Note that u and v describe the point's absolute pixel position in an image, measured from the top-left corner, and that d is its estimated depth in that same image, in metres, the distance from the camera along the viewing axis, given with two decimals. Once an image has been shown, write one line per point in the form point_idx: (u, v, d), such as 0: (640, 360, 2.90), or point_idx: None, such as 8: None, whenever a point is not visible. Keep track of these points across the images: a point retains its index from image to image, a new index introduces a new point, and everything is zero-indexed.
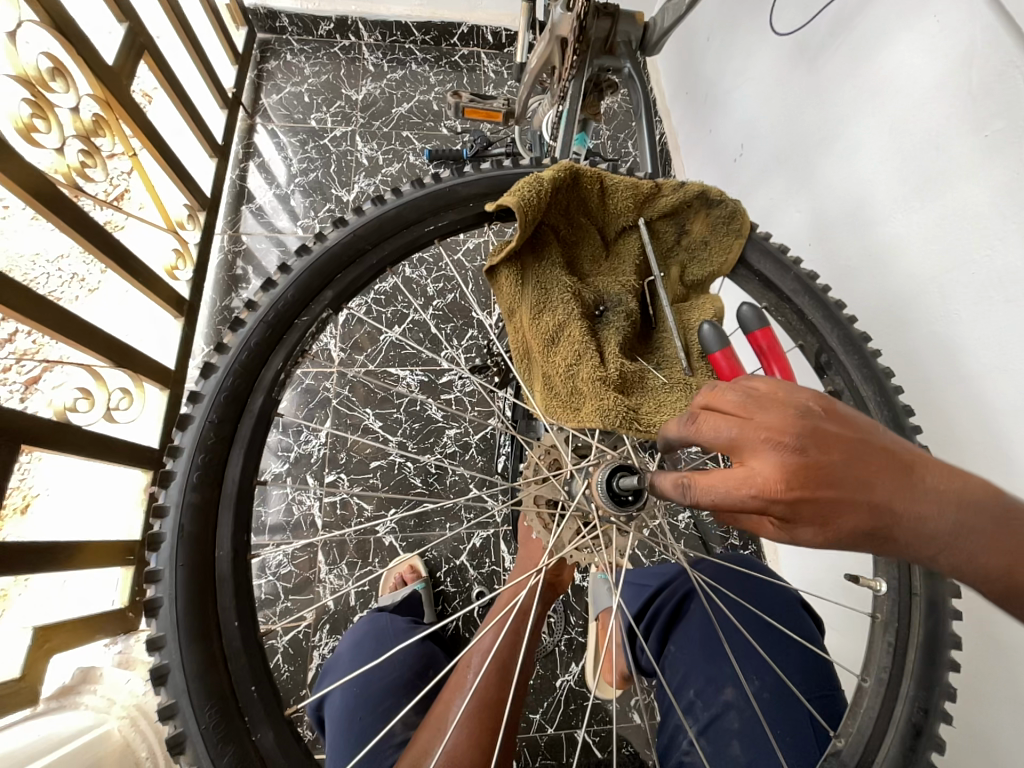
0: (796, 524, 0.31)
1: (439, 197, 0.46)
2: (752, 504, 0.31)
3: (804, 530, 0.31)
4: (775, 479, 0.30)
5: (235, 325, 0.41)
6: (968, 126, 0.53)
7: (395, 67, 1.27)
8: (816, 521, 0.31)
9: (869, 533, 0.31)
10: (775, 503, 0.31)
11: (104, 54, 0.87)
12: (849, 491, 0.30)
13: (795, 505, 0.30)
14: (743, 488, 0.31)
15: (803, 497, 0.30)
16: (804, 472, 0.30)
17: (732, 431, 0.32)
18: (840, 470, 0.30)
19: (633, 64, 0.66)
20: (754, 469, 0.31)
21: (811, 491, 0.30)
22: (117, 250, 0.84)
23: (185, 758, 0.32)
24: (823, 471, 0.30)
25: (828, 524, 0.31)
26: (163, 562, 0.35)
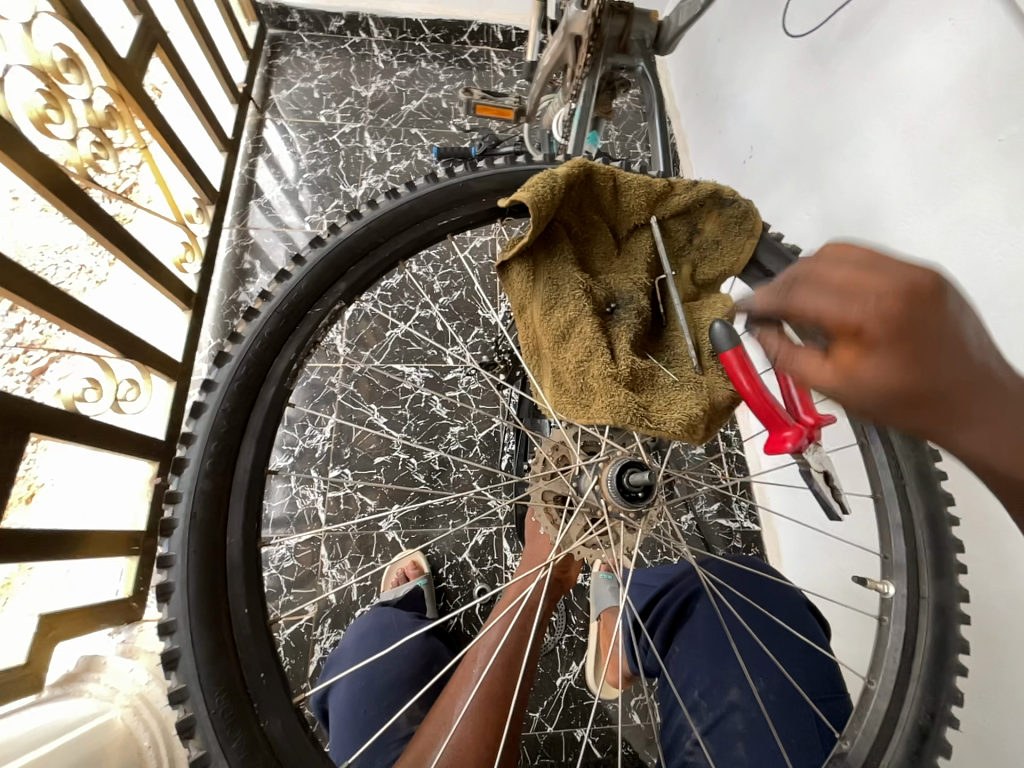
0: (879, 366, 0.27)
1: (453, 191, 0.46)
2: (848, 320, 0.27)
3: (882, 367, 0.27)
4: (885, 316, 0.26)
5: (249, 315, 0.41)
6: (981, 130, 0.53)
7: (405, 65, 1.27)
8: (898, 377, 0.27)
9: (927, 411, 0.29)
10: (874, 331, 0.26)
11: (117, 47, 0.88)
12: (945, 368, 0.27)
13: (893, 351, 0.26)
14: (852, 309, 0.27)
15: (904, 347, 0.26)
16: (924, 327, 0.26)
17: (852, 274, 0.27)
18: (950, 351, 0.27)
19: (646, 62, 0.66)
20: (875, 303, 0.26)
21: (920, 345, 0.26)
22: (127, 241, 0.84)
23: (194, 744, 0.32)
24: (939, 338, 0.26)
25: (906, 383, 0.27)
26: (174, 548, 0.35)
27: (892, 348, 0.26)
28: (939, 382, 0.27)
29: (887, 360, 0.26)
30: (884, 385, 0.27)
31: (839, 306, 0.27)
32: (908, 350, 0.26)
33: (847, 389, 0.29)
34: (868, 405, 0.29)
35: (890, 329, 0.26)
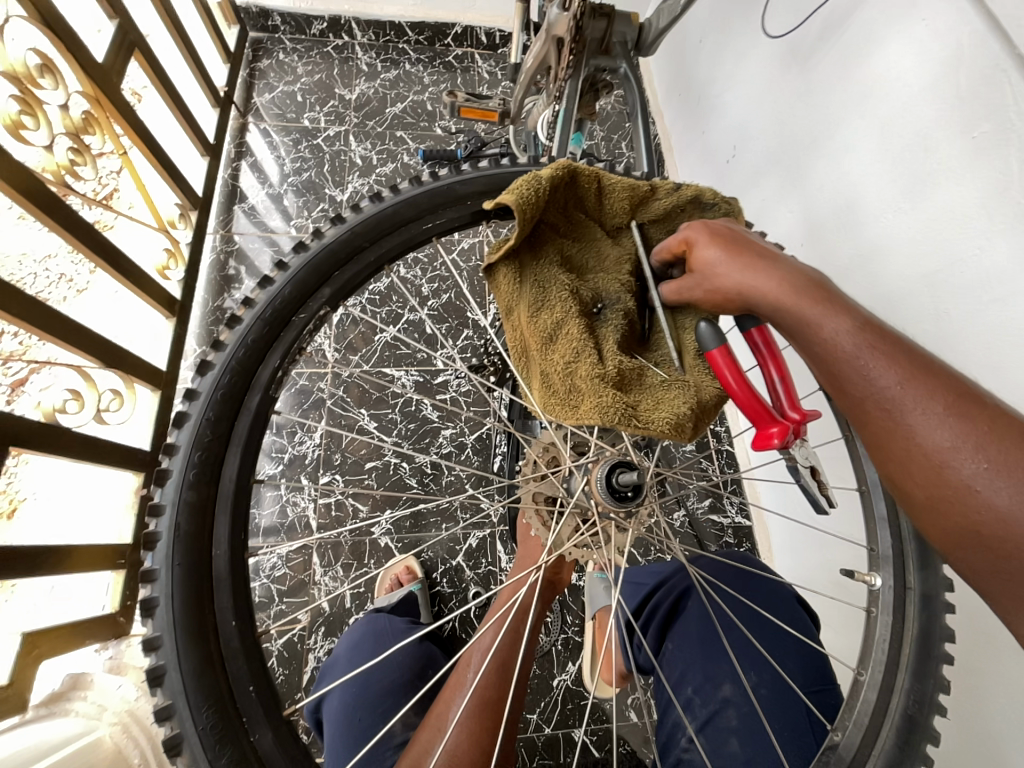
0: (707, 252, 0.40)
1: (438, 194, 0.46)
2: (688, 232, 0.42)
3: (703, 252, 0.40)
4: (699, 228, 0.41)
5: (232, 323, 0.41)
6: (956, 128, 0.54)
7: (389, 67, 1.27)
8: (721, 259, 0.40)
9: (759, 291, 0.38)
10: (698, 236, 0.41)
11: (93, 51, 0.86)
12: (762, 263, 0.39)
13: (709, 244, 0.40)
14: (689, 225, 0.42)
15: (719, 241, 0.40)
16: (734, 237, 0.41)
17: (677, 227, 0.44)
18: (762, 250, 0.40)
19: (628, 64, 0.66)
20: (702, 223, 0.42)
21: (731, 243, 0.40)
22: (107, 249, 0.82)
23: (182, 760, 0.31)
24: (745, 242, 0.40)
25: (732, 265, 0.39)
26: (158, 561, 0.34)
27: (710, 243, 0.40)
28: (762, 270, 0.39)
29: (709, 250, 0.40)
30: (720, 260, 0.40)
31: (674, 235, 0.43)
32: (721, 243, 0.40)
33: (696, 279, 0.41)
34: (716, 295, 0.41)
35: (710, 235, 0.41)
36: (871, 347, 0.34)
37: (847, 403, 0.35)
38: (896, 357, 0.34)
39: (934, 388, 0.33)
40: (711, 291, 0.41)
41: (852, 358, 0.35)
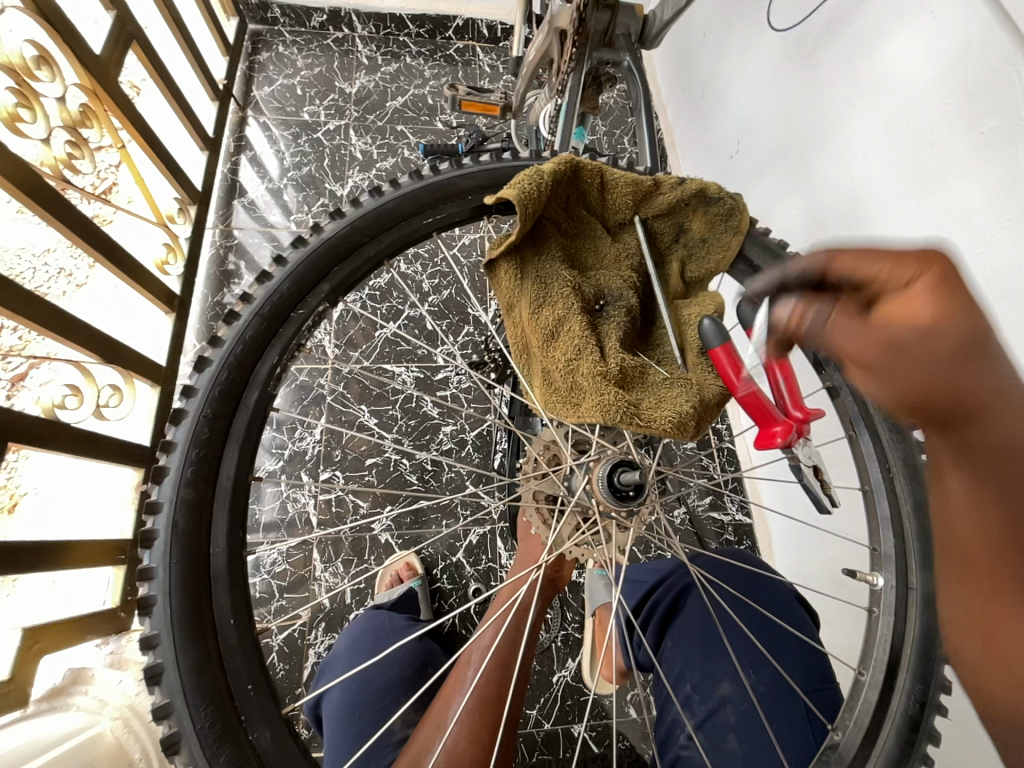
0: (932, 306, 0.26)
1: (438, 189, 0.45)
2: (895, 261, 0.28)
3: (932, 306, 0.26)
4: (921, 259, 0.28)
5: (229, 319, 0.40)
6: (963, 122, 0.53)
7: (389, 60, 1.25)
8: (949, 320, 0.26)
9: (972, 378, 0.26)
10: (928, 275, 0.27)
11: (90, 43, 0.85)
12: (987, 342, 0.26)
13: (940, 286, 0.27)
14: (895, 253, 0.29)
15: (955, 291, 0.27)
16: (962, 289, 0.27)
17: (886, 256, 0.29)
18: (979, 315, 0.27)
19: (632, 57, 0.64)
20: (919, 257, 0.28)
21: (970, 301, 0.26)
22: (105, 243, 0.82)
23: (180, 758, 0.31)
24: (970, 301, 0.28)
25: (957, 332, 0.26)
26: (155, 559, 0.34)
27: (940, 287, 0.27)
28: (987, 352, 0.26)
29: (939, 299, 0.27)
30: (946, 325, 0.26)
31: (903, 279, 0.28)
32: (961, 295, 0.27)
33: (875, 341, 0.27)
34: (907, 347, 0.26)
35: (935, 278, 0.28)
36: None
37: (967, 506, 0.28)
38: None
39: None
40: (903, 338, 0.26)
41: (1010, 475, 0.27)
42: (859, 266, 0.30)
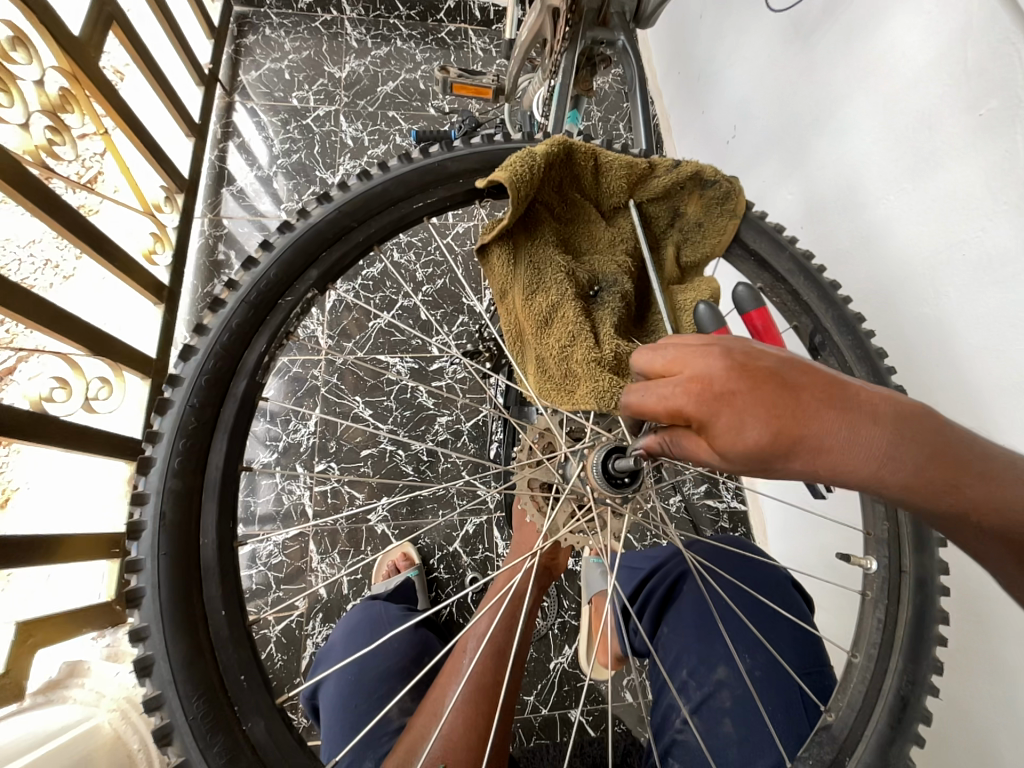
0: (719, 443, 0.28)
1: (429, 172, 0.44)
2: (661, 408, 0.30)
3: (723, 432, 0.28)
4: (680, 405, 0.29)
5: (215, 306, 0.39)
6: (962, 104, 0.52)
7: (379, 44, 1.22)
8: (745, 449, 0.28)
9: (788, 459, 0.27)
10: (692, 412, 0.29)
11: (69, 25, 0.82)
12: (791, 431, 0.27)
13: (716, 414, 0.28)
14: (659, 394, 0.30)
15: (730, 407, 0.28)
16: (732, 384, 0.28)
17: (669, 394, 0.30)
18: (768, 389, 0.28)
19: (627, 36, 0.63)
20: (678, 389, 0.29)
21: (744, 402, 0.27)
22: (91, 233, 0.80)
23: (173, 750, 0.31)
24: (745, 397, 0.27)
25: (759, 453, 0.28)
26: (144, 551, 0.34)
27: (715, 417, 0.28)
28: (795, 428, 0.27)
29: (725, 427, 0.28)
30: (742, 451, 0.28)
31: (674, 402, 0.29)
32: (732, 412, 0.28)
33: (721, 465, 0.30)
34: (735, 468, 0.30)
35: (702, 404, 0.29)
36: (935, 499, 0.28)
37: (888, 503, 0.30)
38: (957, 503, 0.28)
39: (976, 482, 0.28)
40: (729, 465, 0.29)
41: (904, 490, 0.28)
42: (655, 404, 0.30)
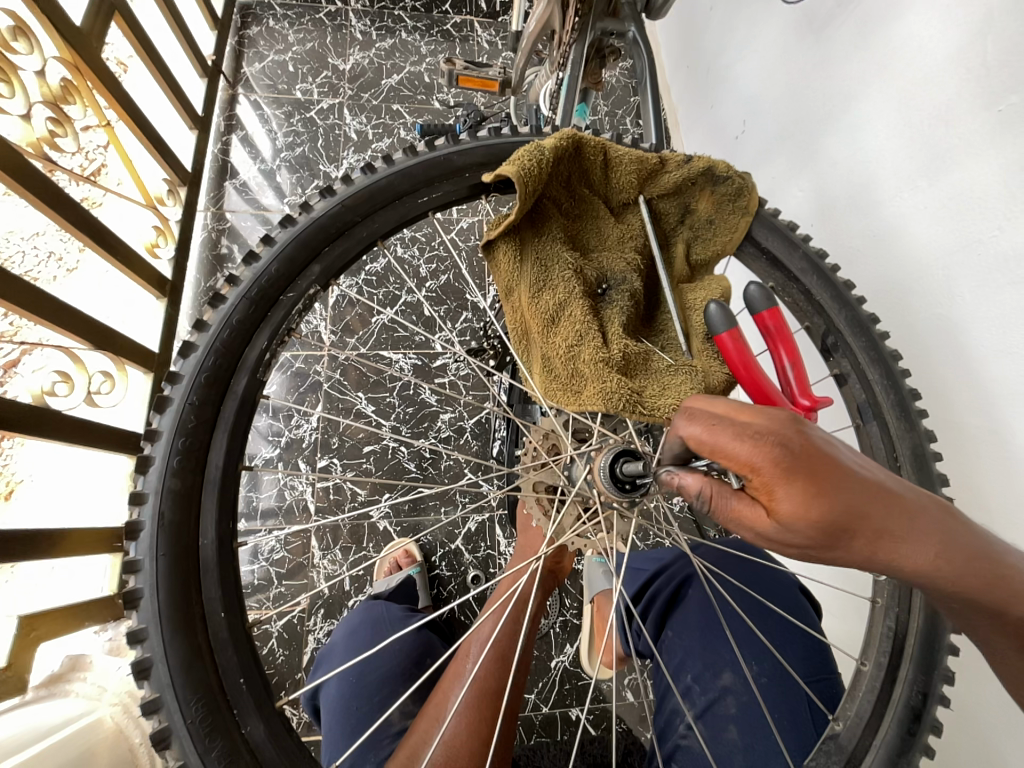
0: (781, 514, 0.27)
1: (434, 166, 0.43)
2: (726, 453, 0.28)
3: (788, 503, 0.27)
4: (754, 459, 0.27)
5: (215, 301, 0.39)
6: (979, 100, 0.51)
7: (384, 35, 1.20)
8: (813, 519, 0.27)
9: (847, 544, 0.27)
10: (763, 469, 0.27)
11: (70, 15, 0.81)
12: (853, 511, 0.27)
13: (786, 480, 0.27)
14: (729, 439, 0.28)
15: (801, 480, 0.26)
16: (807, 456, 0.27)
17: (741, 443, 0.28)
18: (833, 470, 0.27)
19: (638, 27, 0.61)
20: (753, 440, 0.27)
21: (817, 481, 0.26)
22: (94, 226, 0.79)
23: (171, 754, 0.31)
24: (817, 471, 0.26)
25: (823, 527, 0.27)
26: (142, 551, 0.33)
27: (784, 487, 0.27)
28: (855, 512, 0.26)
29: (794, 493, 0.26)
30: (802, 525, 0.27)
31: (745, 453, 0.28)
32: (805, 482, 0.26)
33: (771, 528, 0.29)
34: (783, 539, 0.29)
35: (773, 462, 0.27)
36: (968, 593, 0.29)
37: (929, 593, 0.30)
38: (983, 594, 0.29)
39: (991, 573, 0.29)
40: (777, 535, 0.29)
41: (937, 578, 0.28)
42: (726, 453, 0.28)
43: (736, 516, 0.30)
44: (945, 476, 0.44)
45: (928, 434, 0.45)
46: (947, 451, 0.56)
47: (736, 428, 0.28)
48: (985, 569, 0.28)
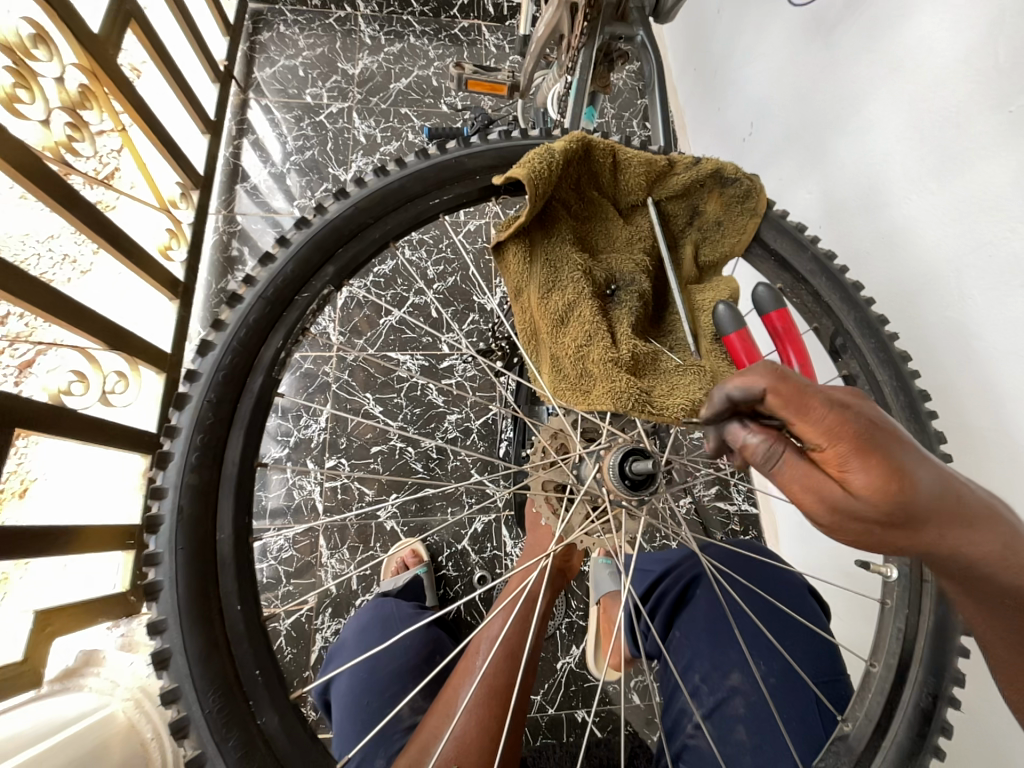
0: (860, 486, 0.27)
1: (445, 169, 0.44)
2: (807, 424, 0.28)
3: (866, 476, 0.27)
4: (835, 427, 0.28)
5: (233, 302, 0.39)
6: (990, 101, 0.51)
7: (392, 40, 1.22)
8: (883, 492, 0.27)
9: (910, 523, 0.28)
10: (842, 440, 0.28)
11: (88, 22, 0.83)
12: (913, 488, 0.27)
13: (864, 454, 0.27)
14: (807, 413, 0.29)
15: (879, 454, 0.27)
16: (885, 438, 0.28)
17: (823, 415, 0.28)
18: (903, 452, 0.28)
19: (646, 31, 0.62)
20: (831, 413, 0.28)
21: (894, 458, 0.27)
22: (109, 229, 0.81)
23: (189, 744, 0.31)
24: (892, 450, 0.28)
25: (888, 501, 0.27)
26: (161, 545, 0.34)
27: (862, 461, 0.27)
28: (924, 493, 0.27)
29: (872, 468, 0.27)
30: (878, 500, 0.27)
31: (824, 423, 0.28)
32: (881, 456, 0.27)
33: (841, 500, 0.28)
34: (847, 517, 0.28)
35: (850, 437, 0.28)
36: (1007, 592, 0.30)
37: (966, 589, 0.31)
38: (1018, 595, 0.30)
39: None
40: (844, 511, 0.28)
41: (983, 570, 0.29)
42: (804, 424, 0.29)
43: (802, 492, 0.29)
44: (954, 478, 0.44)
45: (938, 435, 0.45)
46: (958, 453, 0.55)
47: (807, 402, 0.29)
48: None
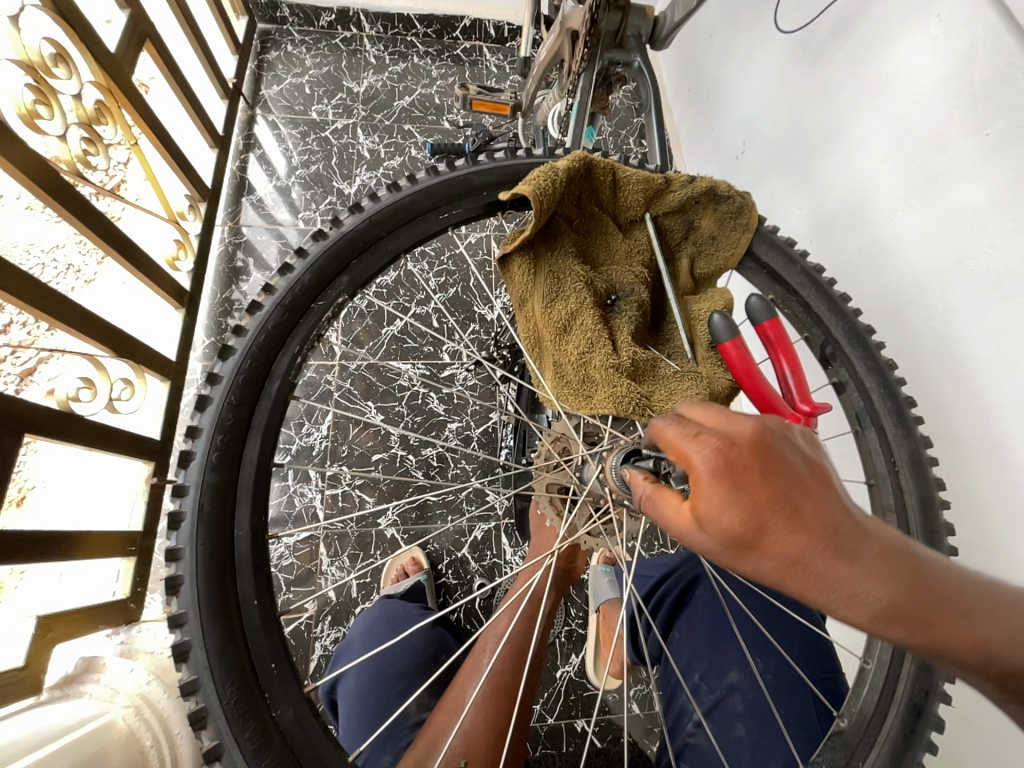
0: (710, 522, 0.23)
1: (454, 185, 0.46)
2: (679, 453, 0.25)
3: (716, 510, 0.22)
4: (697, 458, 0.24)
5: (252, 310, 0.41)
6: (968, 125, 0.54)
7: (396, 60, 1.26)
8: (733, 533, 0.22)
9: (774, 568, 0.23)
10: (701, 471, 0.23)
11: (105, 42, 0.86)
12: (768, 525, 0.22)
13: (720, 485, 0.23)
14: (681, 437, 0.25)
15: (733, 488, 0.23)
16: (752, 465, 0.23)
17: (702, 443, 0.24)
18: (772, 483, 0.23)
19: (643, 57, 0.65)
20: (701, 441, 0.24)
21: (749, 490, 0.22)
22: (119, 239, 0.83)
23: (208, 734, 0.32)
24: (764, 482, 0.23)
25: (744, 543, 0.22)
26: (183, 540, 0.35)
27: (715, 495, 0.23)
28: (782, 533, 0.22)
29: (725, 502, 0.22)
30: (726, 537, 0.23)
31: (688, 449, 0.24)
32: (740, 490, 0.22)
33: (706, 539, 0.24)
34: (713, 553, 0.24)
35: (713, 467, 0.23)
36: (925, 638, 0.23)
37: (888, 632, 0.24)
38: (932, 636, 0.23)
39: (953, 626, 0.23)
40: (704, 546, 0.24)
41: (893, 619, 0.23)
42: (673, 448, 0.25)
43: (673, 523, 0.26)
44: (941, 480, 0.46)
45: (924, 440, 0.47)
46: (946, 458, 0.57)
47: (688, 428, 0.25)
48: (956, 625, 0.23)
